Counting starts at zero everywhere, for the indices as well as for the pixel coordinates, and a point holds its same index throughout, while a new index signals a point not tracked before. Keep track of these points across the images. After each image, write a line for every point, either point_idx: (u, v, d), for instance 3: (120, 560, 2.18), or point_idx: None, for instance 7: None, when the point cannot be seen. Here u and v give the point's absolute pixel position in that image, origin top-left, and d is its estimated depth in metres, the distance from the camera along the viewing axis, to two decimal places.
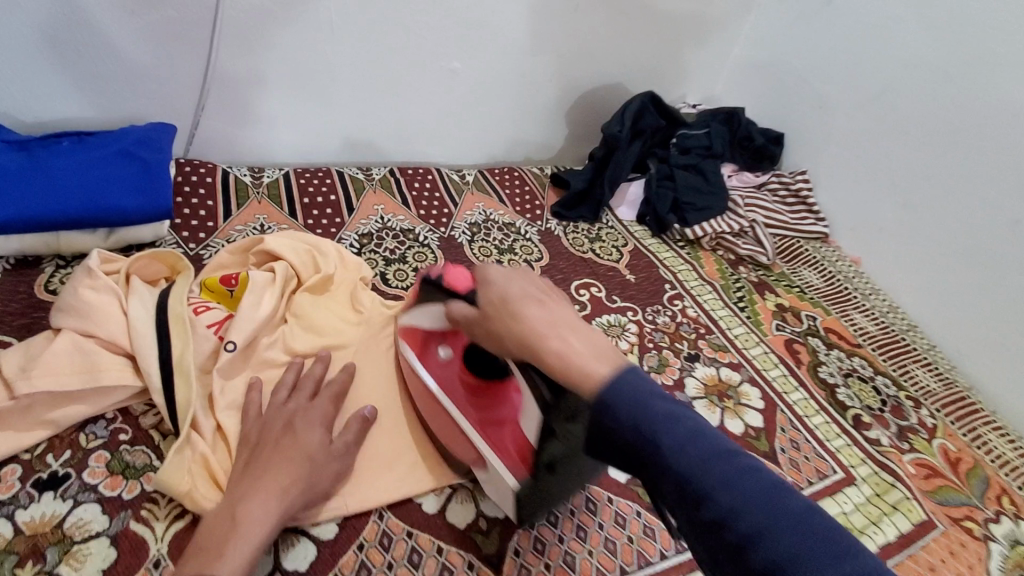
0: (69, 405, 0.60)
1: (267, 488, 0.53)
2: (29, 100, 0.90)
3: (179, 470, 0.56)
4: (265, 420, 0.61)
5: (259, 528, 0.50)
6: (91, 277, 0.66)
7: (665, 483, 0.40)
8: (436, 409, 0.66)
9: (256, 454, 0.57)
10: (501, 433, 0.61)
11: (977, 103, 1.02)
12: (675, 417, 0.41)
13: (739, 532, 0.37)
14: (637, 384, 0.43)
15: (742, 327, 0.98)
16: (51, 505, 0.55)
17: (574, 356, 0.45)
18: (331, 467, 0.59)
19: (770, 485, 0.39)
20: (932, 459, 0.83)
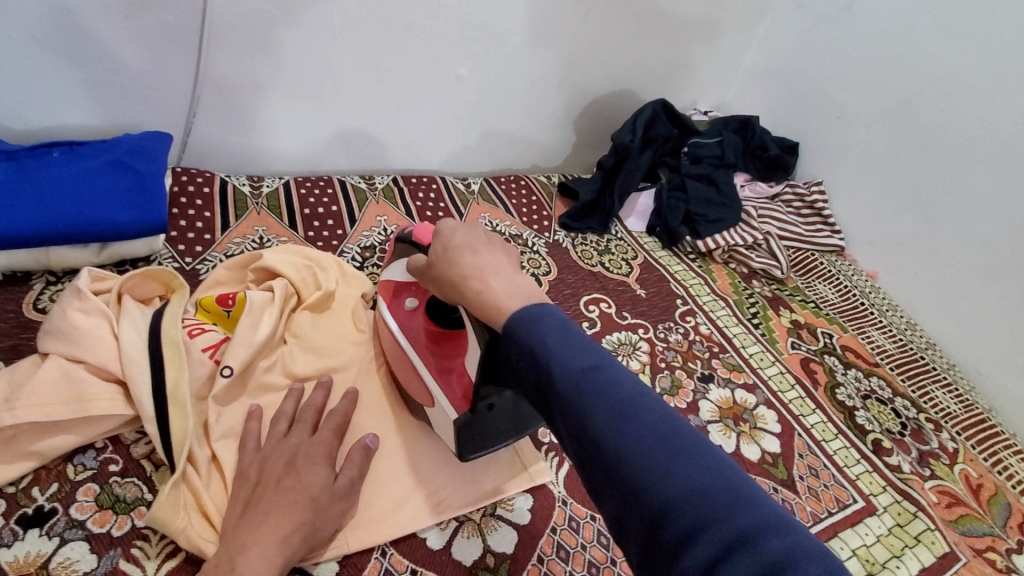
0: (56, 435, 0.57)
1: (268, 537, 0.50)
2: (21, 107, 0.87)
3: (173, 505, 0.53)
4: (265, 457, 0.57)
5: None
6: (80, 299, 0.63)
7: (582, 446, 0.38)
8: (397, 354, 0.69)
9: (256, 498, 0.53)
10: (450, 373, 0.63)
11: (1000, 113, 0.99)
12: (570, 347, 0.41)
13: (610, 453, 0.37)
14: (547, 319, 0.43)
15: (757, 346, 0.95)
16: (36, 543, 0.52)
17: (491, 294, 0.47)
18: (336, 509, 0.56)
19: (649, 412, 0.38)
20: (955, 487, 0.79)
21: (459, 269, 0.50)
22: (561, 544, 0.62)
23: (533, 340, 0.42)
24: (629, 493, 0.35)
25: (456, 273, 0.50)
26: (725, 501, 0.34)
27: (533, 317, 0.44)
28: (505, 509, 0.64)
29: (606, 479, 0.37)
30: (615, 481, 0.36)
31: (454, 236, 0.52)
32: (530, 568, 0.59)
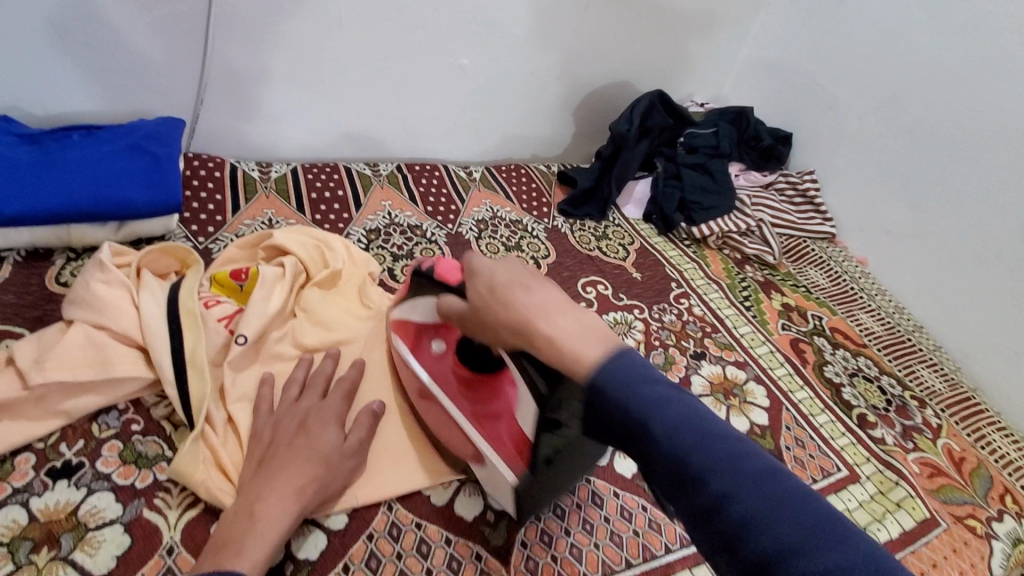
0: (82, 395, 0.61)
1: (283, 489, 0.53)
2: (41, 93, 0.90)
3: (194, 459, 0.57)
4: (278, 418, 0.61)
5: (277, 526, 0.51)
6: (102, 271, 0.67)
7: (697, 508, 0.38)
8: (431, 405, 0.66)
9: (271, 455, 0.57)
10: (497, 426, 0.62)
11: (986, 103, 1.02)
12: (667, 402, 0.41)
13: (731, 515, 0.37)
14: (630, 368, 0.43)
15: (749, 327, 0.98)
16: (65, 493, 0.56)
17: (563, 339, 0.45)
18: (345, 466, 0.59)
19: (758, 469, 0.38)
20: (937, 459, 0.83)
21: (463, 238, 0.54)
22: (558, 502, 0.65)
23: (625, 394, 0.42)
24: (732, 539, 0.37)
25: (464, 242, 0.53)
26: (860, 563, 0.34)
27: (607, 359, 0.43)
28: None
29: (717, 538, 0.37)
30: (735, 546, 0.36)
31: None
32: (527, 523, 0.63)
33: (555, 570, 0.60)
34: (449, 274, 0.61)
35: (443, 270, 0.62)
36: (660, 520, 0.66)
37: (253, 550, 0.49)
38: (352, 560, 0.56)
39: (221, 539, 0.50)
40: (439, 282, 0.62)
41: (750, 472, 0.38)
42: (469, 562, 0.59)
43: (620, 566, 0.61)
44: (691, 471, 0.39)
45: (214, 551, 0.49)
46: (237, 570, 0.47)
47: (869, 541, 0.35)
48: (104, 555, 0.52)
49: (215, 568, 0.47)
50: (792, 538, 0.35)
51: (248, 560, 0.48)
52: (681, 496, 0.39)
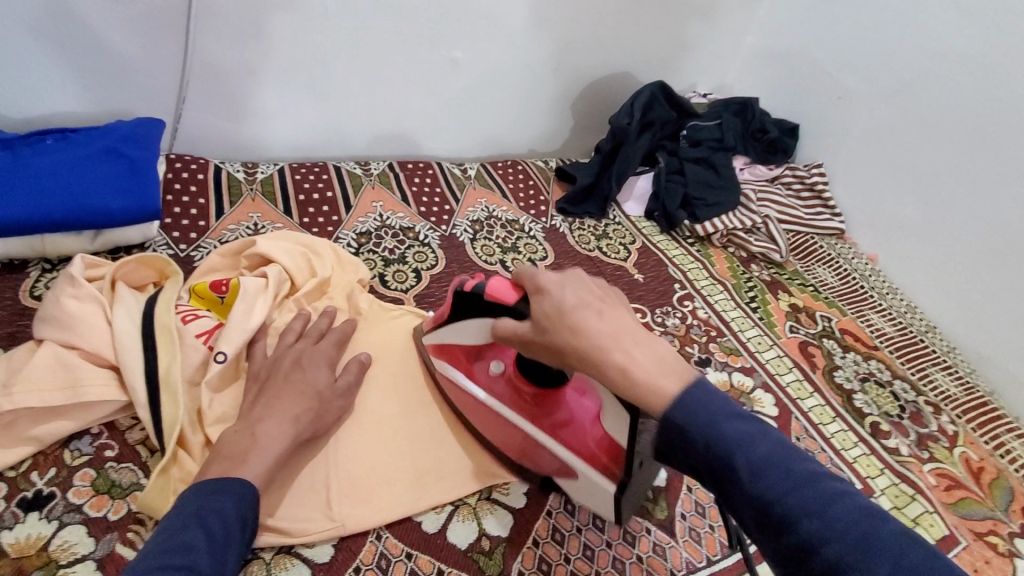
0: (52, 421, 0.57)
1: (281, 415, 0.56)
2: (16, 95, 0.86)
3: (164, 494, 0.55)
4: (275, 358, 0.63)
5: (276, 443, 0.54)
6: (73, 286, 0.63)
7: (791, 553, 0.38)
8: (507, 428, 0.65)
9: (268, 388, 0.59)
10: (579, 435, 0.61)
11: (1004, 92, 0.97)
12: (750, 441, 0.41)
13: (826, 559, 0.37)
14: (710, 406, 0.43)
15: (756, 330, 0.94)
16: (35, 527, 0.52)
17: (637, 370, 0.45)
18: (337, 403, 0.62)
19: (859, 513, 0.38)
20: (954, 470, 0.79)
21: (543, 288, 0.52)
22: (557, 527, 0.62)
23: (709, 436, 0.42)
24: None
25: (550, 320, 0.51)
26: None
27: (685, 391, 0.44)
28: (500, 493, 0.63)
29: None
30: None
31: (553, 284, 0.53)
32: (525, 550, 0.59)
33: None
34: (509, 294, 0.56)
35: (509, 292, 0.56)
36: (665, 544, 0.62)
37: (256, 462, 0.52)
38: None
39: (224, 451, 0.53)
40: (497, 306, 0.58)
41: (828, 499, 0.39)
42: None
43: None
44: (779, 515, 0.39)
45: (218, 462, 0.52)
46: (241, 480, 0.51)
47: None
48: None
49: (224, 475, 0.51)
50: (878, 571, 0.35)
51: (251, 471, 0.52)
52: (772, 539, 0.40)
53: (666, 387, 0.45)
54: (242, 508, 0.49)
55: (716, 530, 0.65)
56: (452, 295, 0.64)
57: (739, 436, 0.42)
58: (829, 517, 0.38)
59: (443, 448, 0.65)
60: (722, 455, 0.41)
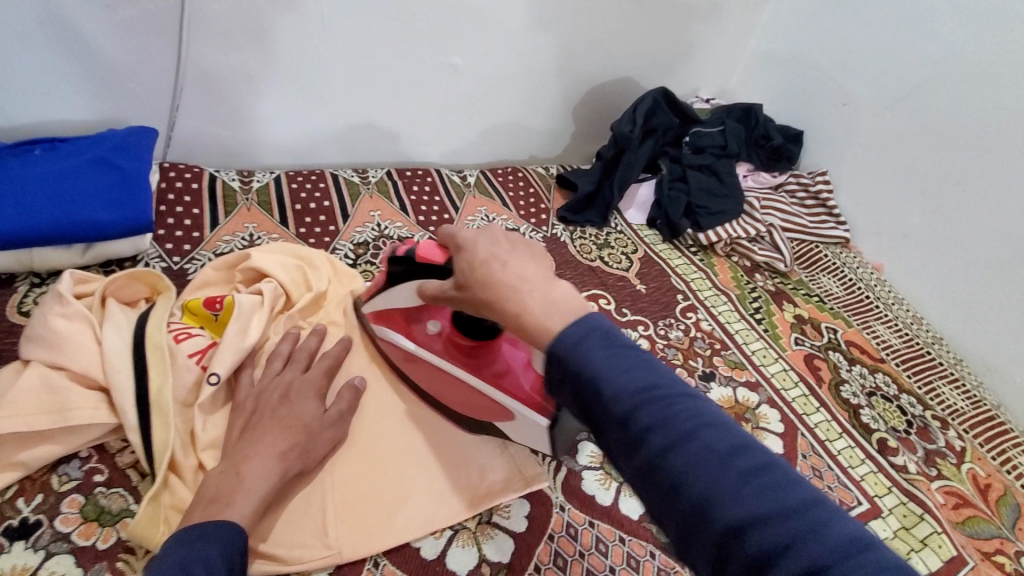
0: (38, 445, 0.56)
1: (269, 451, 0.55)
2: (4, 103, 0.84)
3: (153, 523, 0.53)
4: (262, 388, 0.61)
5: (264, 482, 0.53)
6: (61, 304, 0.61)
7: (640, 466, 0.38)
8: (449, 382, 0.67)
9: (254, 422, 0.58)
10: (515, 382, 0.64)
11: (1012, 100, 0.95)
12: (611, 360, 0.40)
13: (671, 470, 0.36)
14: (578, 327, 0.42)
15: (760, 342, 0.92)
16: (20, 558, 0.51)
17: (528, 314, 0.44)
18: (326, 435, 0.60)
19: (706, 424, 0.37)
20: (963, 488, 0.77)
21: (465, 249, 0.51)
22: (559, 552, 0.60)
23: (574, 357, 0.41)
24: (672, 494, 0.36)
25: (474, 277, 0.49)
26: (792, 521, 0.33)
27: (566, 327, 0.42)
28: (501, 515, 0.62)
29: (660, 497, 0.37)
30: (677, 505, 0.36)
31: (476, 244, 0.51)
32: None
33: None
34: (436, 254, 0.58)
35: (433, 249, 0.58)
36: (669, 569, 0.61)
37: (244, 503, 0.51)
38: None
39: (208, 494, 0.51)
40: (425, 265, 0.60)
41: (677, 411, 0.38)
42: None
43: None
44: (633, 430, 0.38)
45: (205, 505, 0.50)
46: (228, 525, 0.49)
47: (794, 477, 0.35)
48: None
49: (209, 518, 0.49)
50: (713, 478, 0.35)
51: (239, 512, 0.50)
52: (627, 455, 0.39)
53: (550, 326, 0.43)
54: (228, 551, 0.47)
55: None
56: (386, 263, 0.65)
57: (602, 351, 0.40)
58: (677, 430, 0.37)
59: (440, 473, 0.63)
60: (584, 371, 0.40)
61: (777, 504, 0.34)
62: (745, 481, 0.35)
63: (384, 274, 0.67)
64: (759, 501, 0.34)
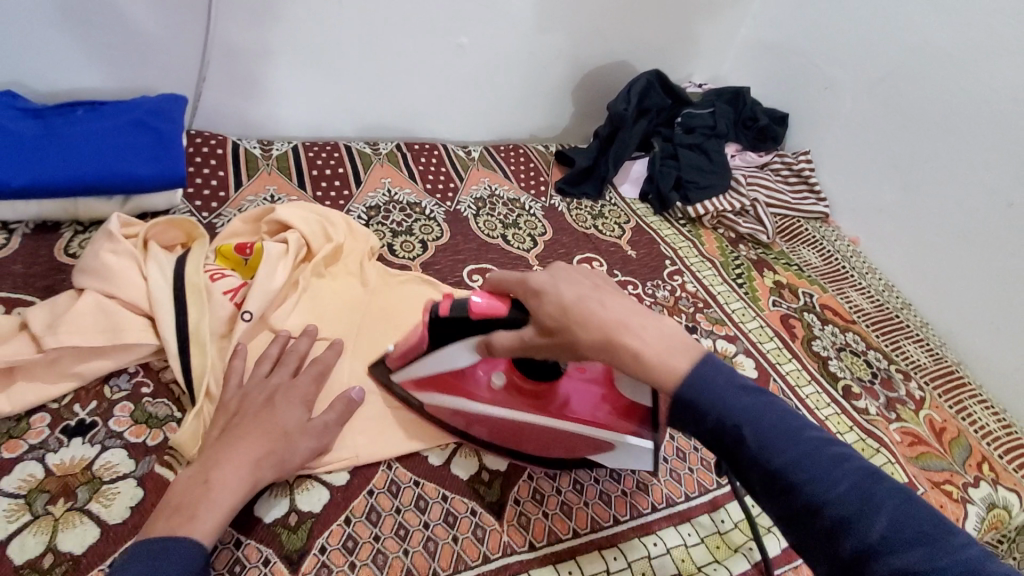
0: (92, 360, 0.63)
1: (241, 458, 0.53)
2: (45, 69, 0.92)
3: (196, 437, 0.60)
4: (246, 392, 0.60)
5: (231, 496, 0.51)
6: (111, 241, 0.69)
7: (795, 513, 0.43)
8: (528, 433, 0.65)
9: (233, 425, 0.56)
10: (588, 411, 0.64)
11: (978, 85, 1.03)
12: (757, 415, 0.46)
13: (830, 517, 0.42)
14: (718, 384, 0.48)
15: (740, 303, 1.00)
16: (79, 450, 0.58)
17: (647, 352, 0.50)
18: (306, 444, 0.58)
19: (858, 474, 0.43)
20: (918, 428, 0.85)
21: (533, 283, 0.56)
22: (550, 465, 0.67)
23: (720, 414, 0.47)
24: (831, 538, 0.42)
25: (571, 317, 0.53)
26: (954, 568, 0.38)
27: (694, 371, 0.49)
28: None
29: (819, 541, 0.42)
30: (838, 548, 0.41)
31: (555, 288, 0.55)
32: (520, 482, 0.65)
33: (546, 526, 0.62)
34: (497, 303, 0.59)
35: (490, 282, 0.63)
36: (649, 481, 0.68)
37: (278, 410, 0.58)
38: (353, 514, 0.59)
39: (174, 502, 0.49)
40: (482, 320, 0.60)
41: (828, 463, 0.44)
42: (464, 517, 0.61)
43: (608, 523, 0.63)
44: (786, 481, 0.44)
45: (243, 414, 0.57)
46: (209, 506, 0.49)
47: (948, 523, 0.40)
48: (119, 505, 0.55)
49: (248, 421, 0.56)
50: (870, 524, 0.40)
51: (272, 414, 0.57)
52: (778, 502, 0.45)
53: (677, 366, 0.49)
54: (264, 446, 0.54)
55: (695, 472, 0.70)
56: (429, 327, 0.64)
57: (714, 382, 0.48)
58: (826, 479, 0.43)
59: None
60: (698, 398, 0.48)
61: (937, 551, 0.39)
62: (875, 510, 0.41)
63: (425, 338, 0.65)
64: (920, 551, 0.39)
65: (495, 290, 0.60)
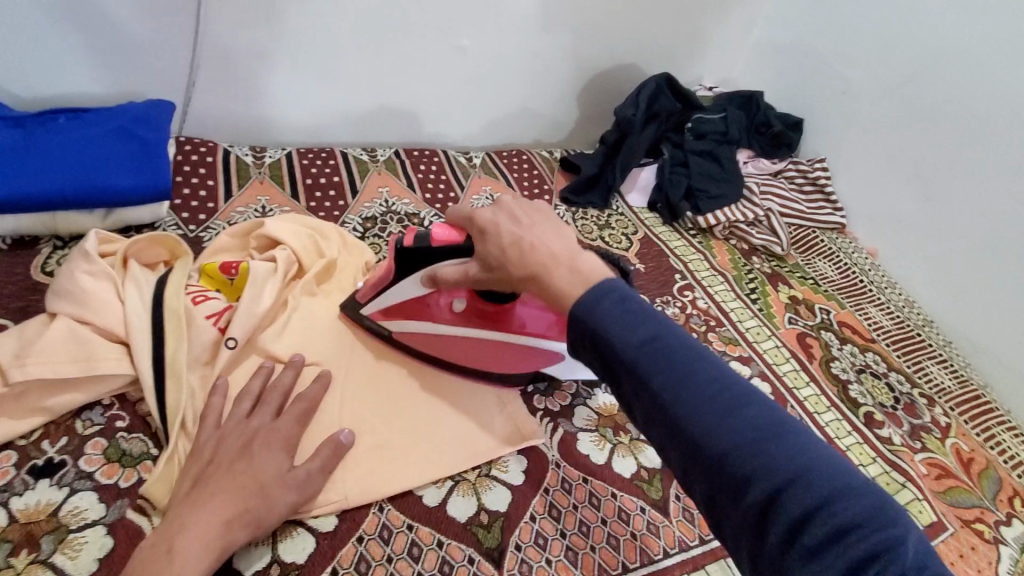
0: (65, 393, 0.59)
1: (213, 519, 0.49)
2: (24, 73, 0.87)
3: (169, 481, 0.55)
4: (223, 436, 0.56)
5: (197, 565, 0.46)
6: (87, 262, 0.64)
7: (701, 460, 0.40)
8: (487, 351, 0.70)
9: (205, 478, 0.52)
10: (543, 328, 0.70)
11: (1007, 89, 0.97)
12: (670, 353, 0.43)
13: (735, 462, 0.39)
14: (632, 320, 0.44)
15: (754, 321, 0.95)
16: (46, 493, 0.54)
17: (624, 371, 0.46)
18: (286, 497, 0.53)
19: (764, 416, 0.40)
20: (944, 459, 0.80)
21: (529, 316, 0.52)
22: (554, 504, 0.63)
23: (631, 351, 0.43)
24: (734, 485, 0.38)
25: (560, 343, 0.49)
26: (853, 509, 0.36)
27: (610, 307, 0.45)
28: (500, 470, 0.65)
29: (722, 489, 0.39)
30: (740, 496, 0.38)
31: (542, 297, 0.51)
32: (522, 525, 0.60)
33: (549, 575, 0.57)
34: (455, 231, 0.62)
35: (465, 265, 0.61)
36: (659, 522, 0.64)
37: (260, 454, 0.54)
38: (340, 564, 0.54)
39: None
40: (443, 248, 0.62)
41: (735, 404, 0.41)
42: (461, 566, 0.56)
43: (616, 571, 0.59)
44: (693, 426, 0.40)
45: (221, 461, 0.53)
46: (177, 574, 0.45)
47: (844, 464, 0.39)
48: (86, 558, 0.51)
49: (224, 472, 0.52)
50: (775, 468, 0.38)
51: (251, 460, 0.53)
52: (684, 449, 0.41)
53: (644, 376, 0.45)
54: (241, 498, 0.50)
55: None
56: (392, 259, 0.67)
57: (616, 310, 0.45)
58: (733, 422, 0.40)
59: (438, 441, 0.65)
60: (598, 328, 0.45)
61: (836, 491, 0.36)
62: (780, 453, 0.38)
63: (388, 270, 0.68)
64: (821, 492, 0.36)
65: (457, 222, 0.62)
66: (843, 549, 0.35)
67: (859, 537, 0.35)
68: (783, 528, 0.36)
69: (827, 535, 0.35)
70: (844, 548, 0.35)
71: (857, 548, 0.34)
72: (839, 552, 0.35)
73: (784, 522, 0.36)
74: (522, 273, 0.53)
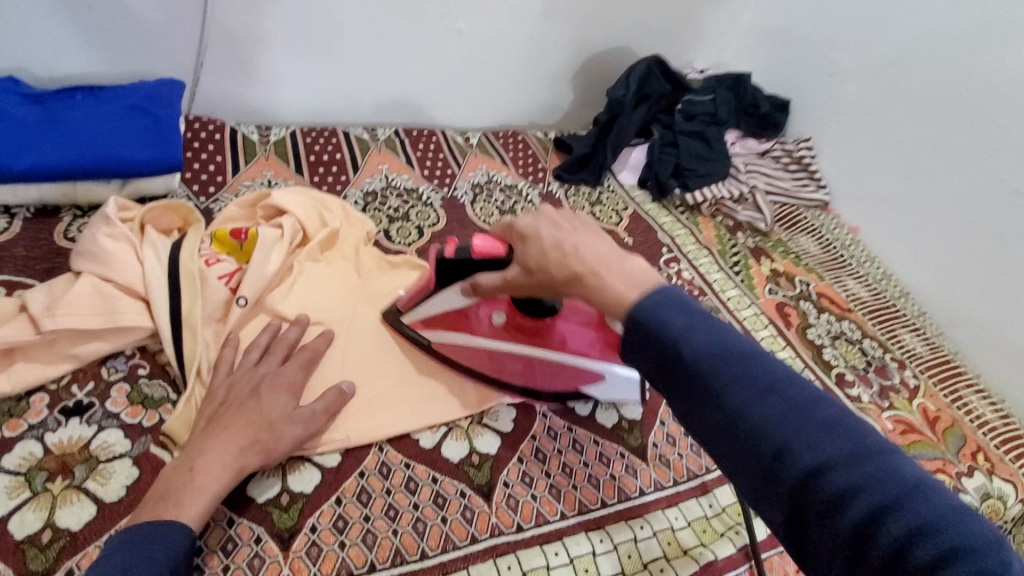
0: (91, 342, 0.64)
1: (228, 448, 0.54)
2: (42, 53, 0.92)
3: (188, 421, 0.61)
4: (234, 381, 0.61)
5: (216, 483, 0.52)
6: (108, 225, 0.69)
7: (765, 463, 0.41)
8: (522, 365, 0.70)
9: (220, 414, 0.57)
10: (581, 344, 0.71)
11: (982, 70, 1.02)
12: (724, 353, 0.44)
13: (800, 463, 0.39)
14: (681, 320, 0.46)
15: (736, 290, 1.00)
16: (77, 429, 0.59)
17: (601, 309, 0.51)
18: (292, 432, 0.58)
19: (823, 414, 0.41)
20: (910, 417, 0.86)
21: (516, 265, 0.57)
22: (539, 448, 0.68)
23: (685, 351, 0.44)
24: (798, 487, 0.39)
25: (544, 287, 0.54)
26: (918, 505, 0.36)
27: (660, 308, 0.47)
28: (490, 418, 0.70)
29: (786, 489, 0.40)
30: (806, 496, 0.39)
31: (537, 234, 0.57)
32: (510, 465, 0.66)
33: (534, 507, 0.63)
34: (496, 242, 0.63)
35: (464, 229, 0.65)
36: (636, 466, 0.69)
37: (268, 395, 0.59)
38: (343, 494, 0.60)
39: (160, 492, 0.51)
40: (486, 261, 0.63)
41: (796, 404, 0.41)
42: (453, 499, 0.62)
43: (595, 506, 0.64)
44: (753, 425, 0.41)
45: (234, 402, 0.58)
46: (197, 492, 0.51)
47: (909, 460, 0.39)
48: (115, 484, 0.56)
49: (237, 409, 0.57)
50: (842, 468, 0.38)
51: (261, 400, 0.58)
52: (746, 450, 0.42)
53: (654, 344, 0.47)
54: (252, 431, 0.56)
55: (684, 458, 0.71)
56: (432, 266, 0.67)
57: (665, 310, 0.47)
58: (792, 422, 0.40)
59: (431, 391, 0.70)
60: (649, 328, 0.46)
61: (903, 488, 0.37)
62: (846, 452, 0.38)
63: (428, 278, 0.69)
64: (889, 490, 0.37)
65: (497, 235, 0.63)
66: (914, 551, 0.35)
67: (928, 541, 0.35)
68: (850, 530, 0.37)
69: (895, 539, 0.35)
70: (915, 547, 0.35)
71: (929, 553, 0.34)
72: (909, 551, 0.35)
73: (848, 523, 0.37)
74: (520, 226, 0.59)
